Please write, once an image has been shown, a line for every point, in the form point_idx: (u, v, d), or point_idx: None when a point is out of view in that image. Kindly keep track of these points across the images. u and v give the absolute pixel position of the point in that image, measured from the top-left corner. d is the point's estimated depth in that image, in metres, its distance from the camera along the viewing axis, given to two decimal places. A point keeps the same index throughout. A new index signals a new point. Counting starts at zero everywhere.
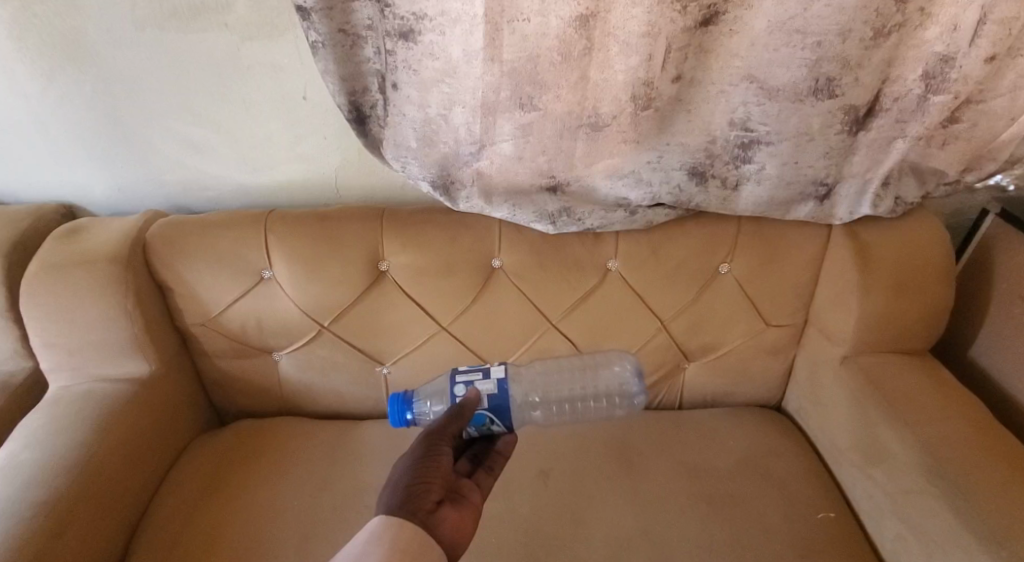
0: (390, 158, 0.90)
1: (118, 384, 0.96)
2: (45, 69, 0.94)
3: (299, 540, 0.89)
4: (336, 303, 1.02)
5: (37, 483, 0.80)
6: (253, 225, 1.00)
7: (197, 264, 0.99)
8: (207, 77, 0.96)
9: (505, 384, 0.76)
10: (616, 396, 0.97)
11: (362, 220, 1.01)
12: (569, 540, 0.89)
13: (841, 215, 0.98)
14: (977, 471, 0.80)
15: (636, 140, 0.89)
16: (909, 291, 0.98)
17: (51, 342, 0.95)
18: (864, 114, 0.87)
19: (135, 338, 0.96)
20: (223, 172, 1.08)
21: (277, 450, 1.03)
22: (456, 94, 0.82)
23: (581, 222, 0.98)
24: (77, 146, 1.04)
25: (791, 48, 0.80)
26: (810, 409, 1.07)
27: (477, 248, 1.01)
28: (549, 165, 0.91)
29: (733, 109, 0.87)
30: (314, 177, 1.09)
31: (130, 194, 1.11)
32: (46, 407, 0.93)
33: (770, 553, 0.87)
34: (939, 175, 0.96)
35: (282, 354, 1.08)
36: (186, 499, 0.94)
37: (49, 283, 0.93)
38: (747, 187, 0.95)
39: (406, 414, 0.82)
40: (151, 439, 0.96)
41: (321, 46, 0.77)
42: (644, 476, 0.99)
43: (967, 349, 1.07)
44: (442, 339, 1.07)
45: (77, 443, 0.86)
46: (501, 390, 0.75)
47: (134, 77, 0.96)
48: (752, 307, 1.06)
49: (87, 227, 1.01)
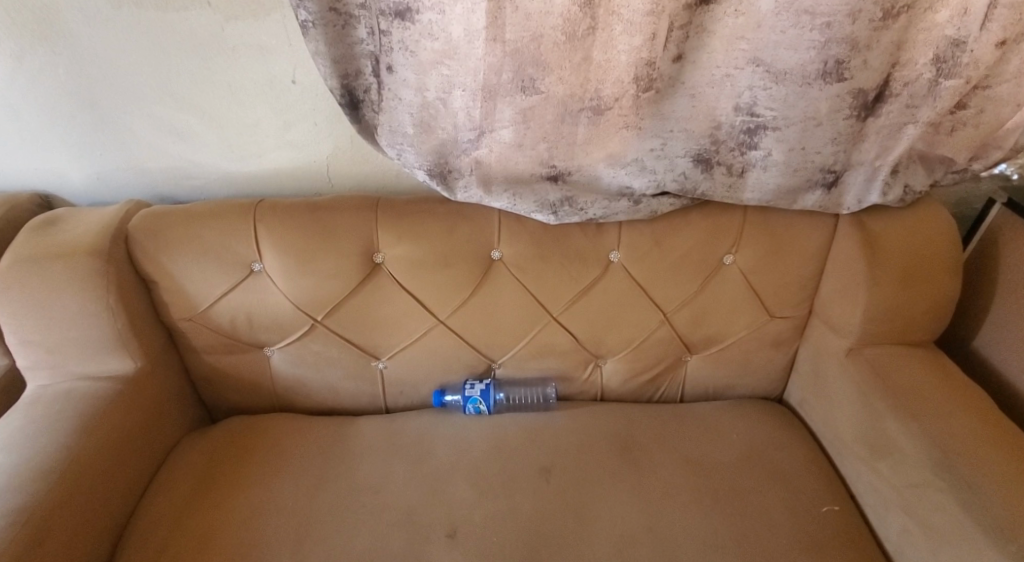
0: (384, 146, 0.86)
1: (101, 382, 0.92)
2: (13, 49, 0.89)
3: (294, 541, 0.86)
4: (329, 297, 0.99)
5: (14, 488, 0.76)
6: (241, 215, 0.96)
7: (183, 257, 0.95)
8: (187, 59, 0.91)
9: (530, 398, 1.11)
10: (574, 398, 1.13)
11: (356, 210, 0.97)
12: (572, 539, 0.87)
13: (849, 205, 0.95)
14: (984, 464, 0.79)
15: (639, 125, 0.86)
16: (916, 282, 0.96)
17: (28, 339, 0.90)
18: (873, 99, 0.84)
19: (118, 334, 0.92)
20: (208, 160, 1.03)
21: (269, 449, 1.00)
22: (456, 76, 0.79)
23: (583, 212, 0.94)
24: (52, 133, 0.99)
25: (799, 29, 0.77)
26: (813, 401, 1.06)
27: (476, 238, 0.98)
28: (549, 153, 0.88)
29: (739, 94, 0.84)
30: (304, 165, 1.05)
31: (110, 182, 1.05)
32: (24, 407, 0.89)
33: (776, 548, 0.85)
34: (947, 163, 0.93)
35: (273, 350, 1.04)
36: (174, 502, 0.91)
37: (25, 277, 0.88)
38: (753, 173, 0.91)
39: (443, 396, 1.09)
40: (137, 439, 0.92)
41: (311, 27, 0.73)
42: (647, 471, 0.97)
43: (971, 340, 1.06)
44: (440, 333, 1.04)
45: (57, 446, 0.82)
46: (530, 401, 1.11)
47: (110, 58, 0.91)
48: (756, 299, 1.04)
49: (63, 218, 0.96)
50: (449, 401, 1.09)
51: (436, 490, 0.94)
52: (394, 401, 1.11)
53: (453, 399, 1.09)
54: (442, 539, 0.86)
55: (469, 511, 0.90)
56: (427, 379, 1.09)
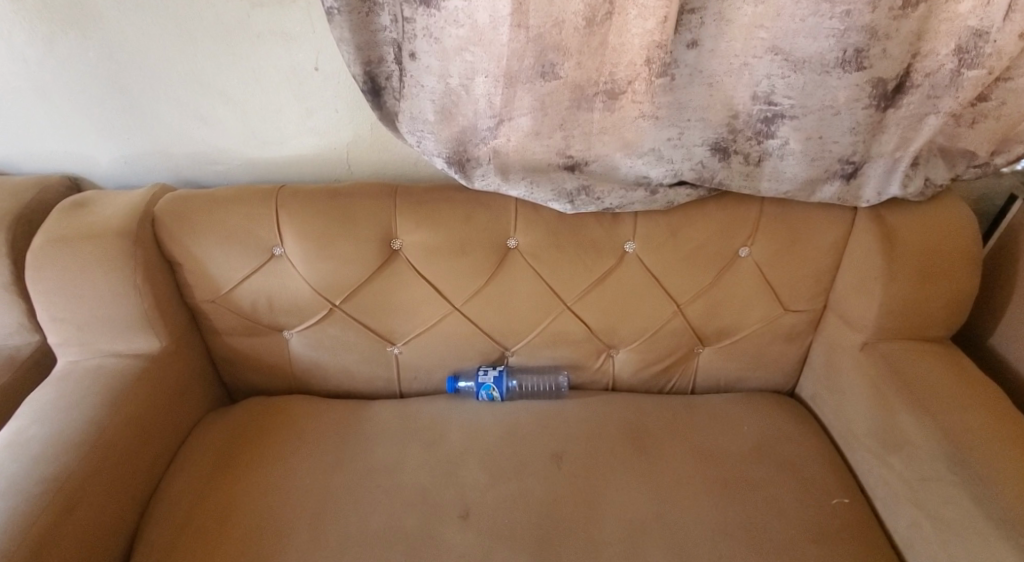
0: (404, 133, 0.87)
1: (128, 360, 0.95)
2: (46, 33, 0.92)
3: (310, 517, 0.88)
4: (347, 282, 1.01)
5: (46, 458, 0.79)
6: (264, 201, 0.98)
7: (207, 240, 0.97)
8: (213, 44, 0.93)
9: (541, 386, 1.12)
10: (586, 387, 1.14)
11: (374, 196, 0.99)
12: (582, 523, 0.88)
13: (867, 197, 0.95)
14: (996, 458, 0.79)
15: (656, 114, 0.87)
16: (933, 277, 0.96)
17: (59, 317, 0.93)
18: (893, 89, 0.84)
19: (144, 313, 0.94)
20: (231, 146, 1.05)
21: (286, 429, 1.02)
22: (478, 63, 0.80)
23: (600, 201, 0.94)
24: (81, 117, 1.02)
25: (818, 17, 0.77)
26: (825, 395, 1.06)
27: (492, 227, 0.99)
28: (566, 141, 0.89)
29: (757, 83, 0.84)
30: (324, 153, 1.06)
31: (137, 166, 1.08)
32: (55, 382, 0.92)
33: (785, 538, 0.86)
34: (969, 156, 0.92)
35: (292, 332, 1.06)
36: (195, 477, 0.93)
37: (57, 256, 0.91)
38: (770, 163, 0.91)
39: (457, 382, 1.11)
40: (162, 415, 0.95)
41: (337, 13, 0.75)
42: (658, 460, 0.97)
43: (988, 338, 1.05)
44: (454, 319, 1.05)
45: (87, 418, 0.85)
46: (541, 389, 1.12)
47: (139, 43, 0.93)
48: (771, 291, 1.04)
49: (93, 201, 0.99)
50: (462, 387, 1.11)
51: (448, 472, 0.95)
52: (408, 386, 1.13)
53: (467, 386, 1.11)
54: (454, 520, 0.88)
55: (481, 493, 0.92)
56: (441, 365, 1.10)
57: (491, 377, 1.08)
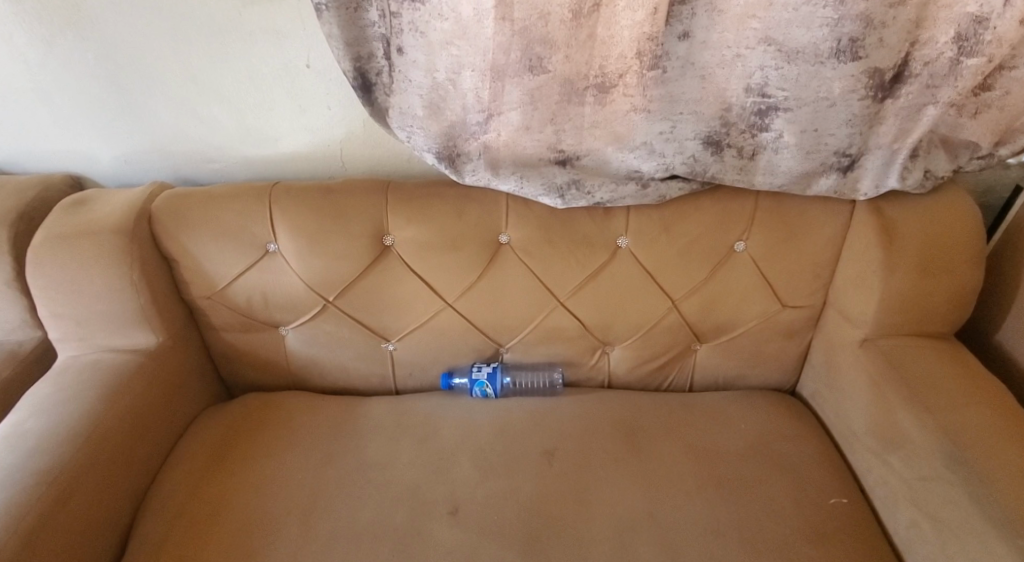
0: (394, 127, 0.87)
1: (125, 355, 0.97)
2: (45, 33, 0.94)
3: (300, 512, 0.89)
4: (341, 278, 1.01)
5: (40, 450, 0.81)
6: (258, 198, 0.99)
7: (203, 237, 0.98)
8: (207, 42, 0.94)
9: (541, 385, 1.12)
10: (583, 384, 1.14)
11: (367, 193, 0.99)
12: (573, 520, 0.87)
13: (865, 190, 0.93)
14: (999, 458, 0.76)
15: (647, 107, 0.86)
16: (935, 271, 0.93)
17: (58, 313, 0.95)
18: (891, 79, 0.82)
19: (140, 309, 0.96)
20: (227, 144, 1.06)
21: (281, 424, 1.03)
22: (466, 57, 0.80)
23: (591, 195, 0.94)
24: (81, 116, 1.04)
25: (812, 6, 0.76)
26: (825, 393, 1.04)
27: (484, 222, 0.99)
28: (557, 135, 0.89)
29: (750, 74, 0.83)
30: (319, 150, 1.07)
31: (136, 164, 1.10)
32: (55, 376, 0.94)
33: (779, 538, 0.84)
34: (972, 147, 0.89)
35: (288, 329, 1.07)
36: (190, 472, 0.94)
37: (56, 252, 0.93)
38: (765, 156, 0.90)
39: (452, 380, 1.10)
40: (158, 410, 0.96)
41: (324, 10, 0.75)
42: (652, 458, 0.96)
43: (995, 333, 1.02)
44: (448, 315, 1.05)
45: (82, 412, 0.86)
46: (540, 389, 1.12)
47: (135, 42, 0.95)
48: (768, 286, 1.02)
49: (94, 199, 1.00)
50: (461, 386, 1.10)
51: (440, 468, 0.95)
52: (403, 383, 1.13)
53: (461, 383, 1.10)
54: (444, 516, 0.88)
55: (472, 490, 0.92)
56: (435, 362, 1.10)
57: (491, 377, 1.08)
